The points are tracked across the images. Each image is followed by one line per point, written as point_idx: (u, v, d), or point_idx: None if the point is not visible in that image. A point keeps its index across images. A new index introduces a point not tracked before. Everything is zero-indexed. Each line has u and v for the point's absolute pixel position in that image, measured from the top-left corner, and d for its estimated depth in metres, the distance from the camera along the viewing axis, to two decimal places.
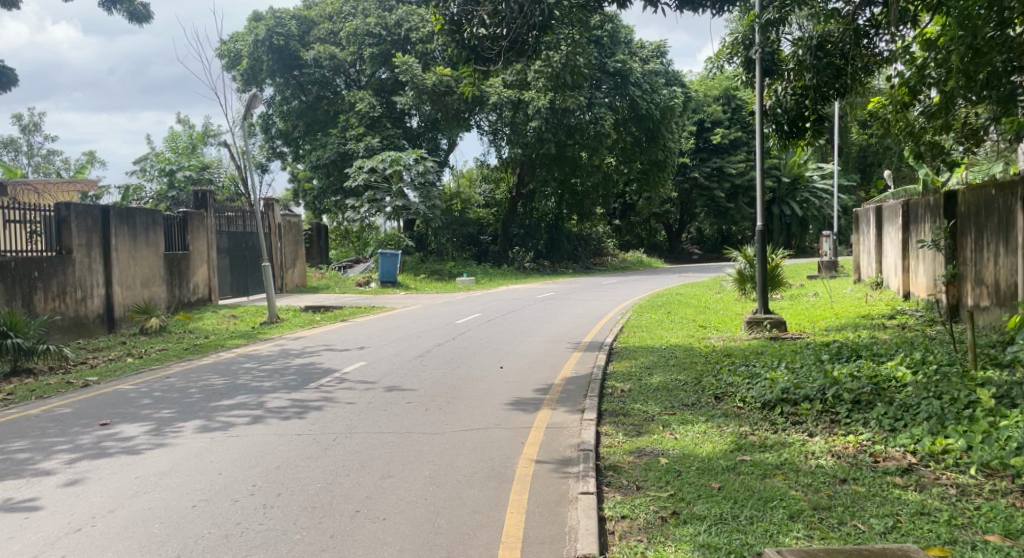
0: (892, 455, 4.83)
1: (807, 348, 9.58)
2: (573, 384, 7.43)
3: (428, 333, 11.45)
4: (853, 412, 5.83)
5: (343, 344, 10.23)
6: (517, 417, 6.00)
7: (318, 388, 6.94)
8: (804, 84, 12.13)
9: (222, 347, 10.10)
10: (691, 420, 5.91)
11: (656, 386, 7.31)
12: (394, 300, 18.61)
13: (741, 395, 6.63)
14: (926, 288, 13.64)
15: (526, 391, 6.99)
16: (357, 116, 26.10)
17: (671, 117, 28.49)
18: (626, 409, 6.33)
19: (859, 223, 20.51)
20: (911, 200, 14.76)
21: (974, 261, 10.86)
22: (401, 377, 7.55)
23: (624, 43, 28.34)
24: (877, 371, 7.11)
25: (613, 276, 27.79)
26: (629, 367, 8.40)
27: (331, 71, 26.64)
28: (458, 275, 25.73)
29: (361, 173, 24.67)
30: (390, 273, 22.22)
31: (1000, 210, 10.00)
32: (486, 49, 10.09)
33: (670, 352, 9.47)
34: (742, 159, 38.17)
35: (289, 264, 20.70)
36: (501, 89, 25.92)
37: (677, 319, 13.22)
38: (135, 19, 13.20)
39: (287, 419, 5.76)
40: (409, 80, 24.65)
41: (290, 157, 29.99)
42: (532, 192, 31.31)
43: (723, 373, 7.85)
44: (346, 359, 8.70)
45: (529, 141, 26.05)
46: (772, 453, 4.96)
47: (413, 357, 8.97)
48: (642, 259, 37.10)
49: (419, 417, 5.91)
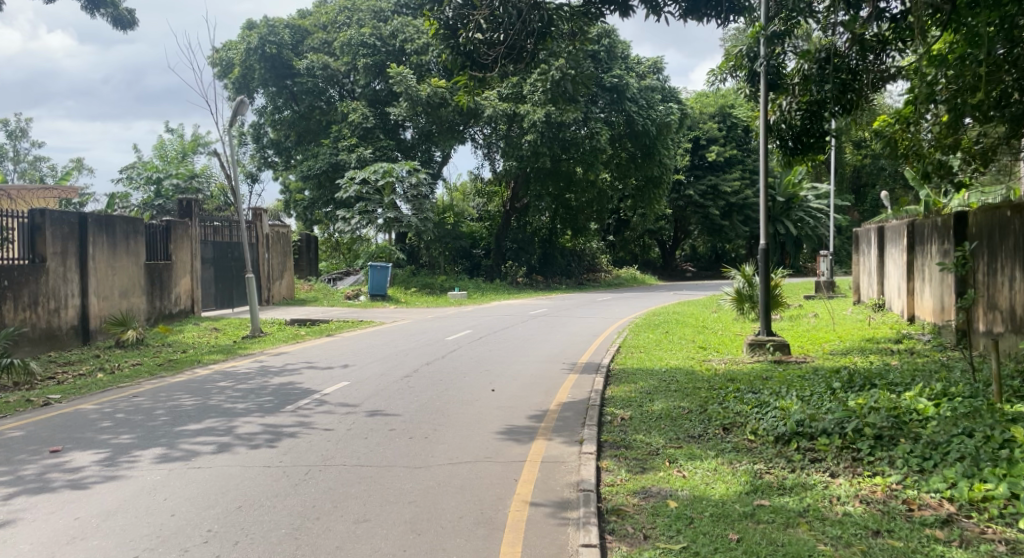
0: (928, 502, 4.36)
1: (815, 374, 9.12)
2: (569, 410, 6.92)
3: (416, 350, 10.94)
4: (876, 449, 5.37)
5: (326, 361, 9.71)
6: (509, 449, 5.49)
7: (294, 412, 6.41)
8: (811, 98, 11.63)
9: (198, 363, 9.56)
10: (698, 455, 5.42)
11: (658, 415, 6.82)
12: (382, 315, 18.09)
13: (751, 426, 6.17)
14: (932, 312, 13.25)
15: (519, 418, 6.49)
16: (350, 127, 25.61)
17: (668, 133, 28.20)
18: (628, 441, 5.84)
19: (859, 243, 20.12)
20: (915, 221, 14.35)
21: (986, 286, 10.45)
22: (385, 400, 7.03)
23: (621, 58, 28.04)
24: (895, 402, 6.65)
25: (608, 293, 27.33)
26: (628, 392, 7.90)
27: (321, 80, 25.98)
28: (450, 290, 25.28)
29: (352, 185, 24.22)
30: (380, 286, 21.70)
31: (1017, 232, 9.59)
32: (483, 55, 9.68)
33: (671, 376, 9.00)
34: (738, 177, 37.91)
35: (277, 276, 20.18)
36: (496, 102, 25.40)
37: (676, 339, 12.75)
38: (120, 25, 12.72)
39: (256, 448, 5.23)
40: (403, 91, 24.23)
41: (280, 166, 29.51)
42: (527, 207, 30.93)
43: (729, 399, 7.38)
44: (328, 379, 8.17)
45: (523, 154, 25.68)
46: (794, 497, 4.48)
47: (399, 377, 8.45)
48: (637, 275, 36.71)
49: (401, 447, 5.40)
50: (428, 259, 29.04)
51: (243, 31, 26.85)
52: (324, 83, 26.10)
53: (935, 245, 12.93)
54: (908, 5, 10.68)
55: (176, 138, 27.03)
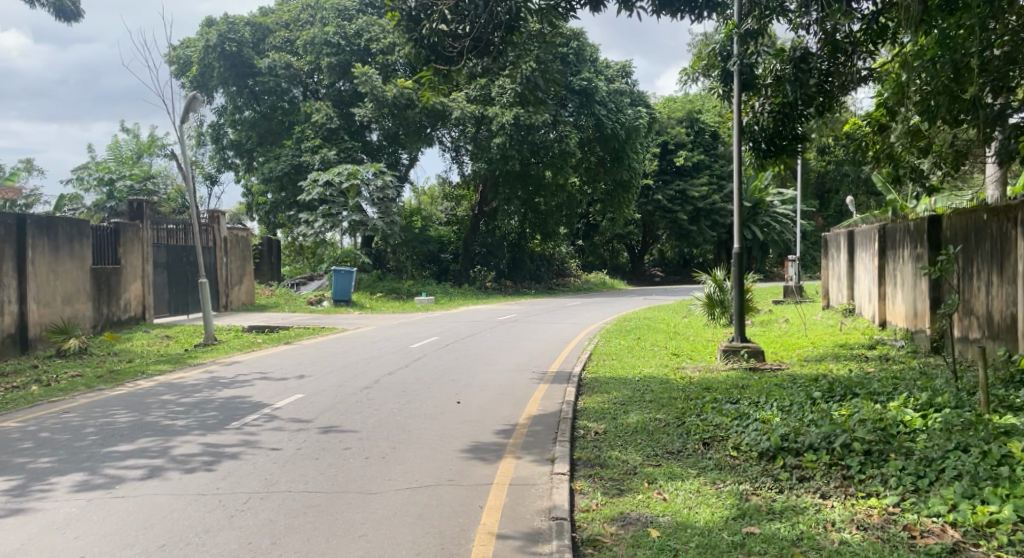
0: (930, 528, 4.02)
1: (793, 382, 8.80)
2: (540, 425, 6.47)
3: (379, 359, 10.44)
4: (866, 466, 5.03)
5: (281, 372, 9.17)
6: (475, 470, 5.03)
7: (238, 430, 5.88)
8: (781, 101, 11.53)
9: (143, 374, 8.96)
10: (679, 475, 5.03)
11: (634, 428, 6.44)
12: (344, 321, 17.50)
13: (733, 440, 5.81)
14: (903, 317, 13.07)
15: (486, 434, 6.03)
16: (313, 128, 25.00)
17: (637, 138, 28.06)
18: (602, 458, 5.43)
19: (828, 248, 19.98)
20: (886, 225, 14.16)
21: (961, 291, 10.26)
22: (341, 415, 6.53)
23: (590, 61, 27.78)
24: (880, 414, 6.31)
25: (578, 299, 27.02)
26: (601, 403, 7.47)
27: (284, 79, 25.33)
28: (417, 295, 24.78)
29: (316, 187, 23.57)
30: (344, 291, 21.09)
31: (994, 237, 9.35)
32: (448, 47, 9.30)
33: (645, 385, 8.62)
34: (705, 182, 37.87)
35: (236, 281, 19.49)
36: (464, 104, 24.92)
37: (648, 346, 12.39)
38: (64, 17, 12.06)
39: (192, 472, 4.72)
40: (369, 92, 23.78)
41: (240, 168, 28.71)
42: (495, 210, 30.56)
43: (707, 411, 7.01)
44: (281, 392, 7.64)
45: (492, 156, 25.30)
46: (784, 523, 4.13)
47: (358, 389, 7.95)
48: (605, 280, 36.48)
49: (355, 469, 4.92)
50: (395, 263, 28.55)
51: (201, 28, 25.95)
52: (286, 83, 25.48)
53: (907, 250, 12.74)
54: (880, 6, 10.41)
55: (132, 138, 26.17)
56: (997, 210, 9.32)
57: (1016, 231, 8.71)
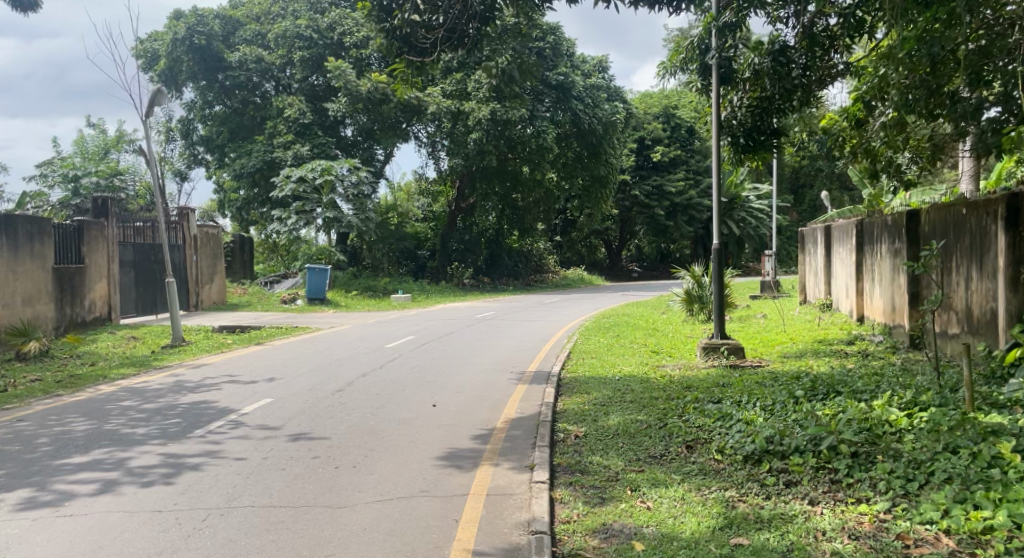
0: (924, 536, 3.88)
1: (774, 380, 8.69)
2: (518, 428, 6.28)
3: (353, 359, 10.19)
4: (854, 469, 4.89)
5: (250, 374, 8.95)
6: (449, 479, 4.85)
7: (202, 439, 5.75)
8: (760, 95, 11.44)
9: (106, 378, 8.72)
10: (663, 481, 4.87)
11: (615, 431, 6.26)
12: (319, 319, 17.20)
13: (717, 443, 5.66)
14: (881, 311, 13.03)
15: (462, 439, 5.85)
16: (286, 123, 24.59)
17: (614, 133, 27.93)
18: (583, 464, 5.26)
19: (805, 243, 19.96)
20: (863, 220, 14.10)
21: (940, 286, 10.20)
22: (311, 421, 6.35)
23: (566, 55, 27.56)
24: (865, 414, 6.18)
25: (556, 295, 26.86)
26: (581, 405, 7.28)
27: (255, 73, 24.99)
28: (394, 292, 24.49)
29: (289, 183, 23.12)
30: (318, 290, 20.75)
31: (973, 231, 9.23)
32: (420, 38, 8.97)
33: (626, 385, 8.45)
34: (682, 178, 37.85)
35: (207, 280, 19.10)
36: (439, 98, 24.54)
37: (627, 344, 12.25)
38: (22, 6, 11.63)
39: (148, 487, 4.59)
40: (343, 86, 23.46)
41: (211, 164, 28.15)
42: (473, 206, 30.28)
43: (689, 412, 6.85)
44: (248, 397, 7.45)
45: (468, 152, 25.04)
46: (773, 533, 3.97)
47: (330, 392, 7.73)
48: (583, 276, 36.38)
49: (323, 481, 4.75)
50: (371, 260, 28.26)
51: (170, 20, 25.34)
52: (257, 77, 25.16)
53: (884, 245, 12.69)
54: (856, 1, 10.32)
55: (99, 133, 25.60)
56: (977, 204, 9.17)
57: (994, 226, 8.61)
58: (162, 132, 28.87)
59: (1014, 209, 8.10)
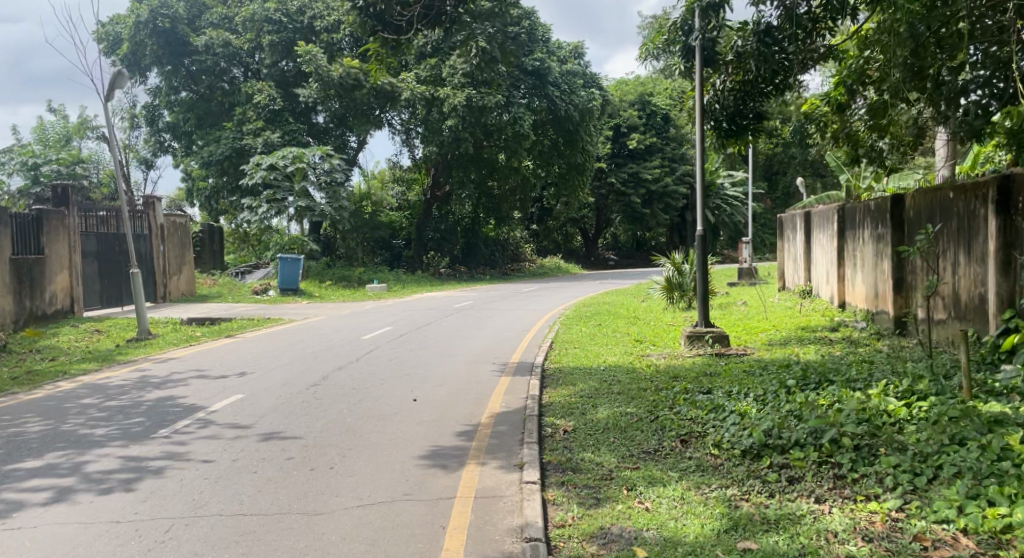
0: (942, 537, 3.66)
1: (762, 369, 8.49)
2: (504, 424, 6.00)
3: (329, 351, 9.85)
4: (858, 463, 4.67)
5: (219, 369, 8.58)
6: (434, 480, 4.55)
7: (166, 439, 5.43)
8: (744, 79, 11.19)
9: (65, 374, 8.32)
10: (660, 479, 4.62)
11: (606, 424, 6.00)
12: (292, 311, 16.76)
13: (712, 436, 5.42)
14: (863, 297, 12.90)
15: (446, 436, 5.55)
16: (255, 110, 23.95)
17: (590, 120, 27.62)
18: (574, 461, 4.99)
19: (784, 229, 19.87)
20: (845, 205, 13.96)
21: (925, 271, 10.05)
22: (285, 419, 6.03)
23: (542, 41, 27.20)
24: (862, 403, 5.97)
25: (533, 283, 26.60)
26: (567, 397, 7.02)
27: (222, 58, 24.32)
28: (369, 282, 24.04)
29: (259, 170, 22.49)
30: (291, 280, 20.27)
31: (960, 214, 9.04)
32: (396, 15, 8.74)
33: (612, 375, 8.20)
34: (658, 165, 37.66)
35: (175, 271, 18.56)
36: (413, 84, 24.21)
37: (609, 332, 12.02)
38: None
39: (106, 495, 4.26)
40: (313, 71, 22.98)
41: (178, 152, 27.34)
42: (448, 194, 29.88)
43: (680, 404, 6.61)
44: (218, 394, 7.11)
45: (443, 139, 24.59)
46: (783, 535, 3.74)
47: (305, 387, 7.39)
48: (560, 264, 36.14)
49: (299, 485, 4.45)
50: (345, 250, 27.84)
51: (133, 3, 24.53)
52: (224, 63, 24.50)
53: (867, 230, 12.55)
54: None
55: (60, 119, 24.79)
56: (965, 188, 8.94)
57: (984, 210, 8.39)
58: (127, 118, 28.01)
59: (1006, 192, 7.92)
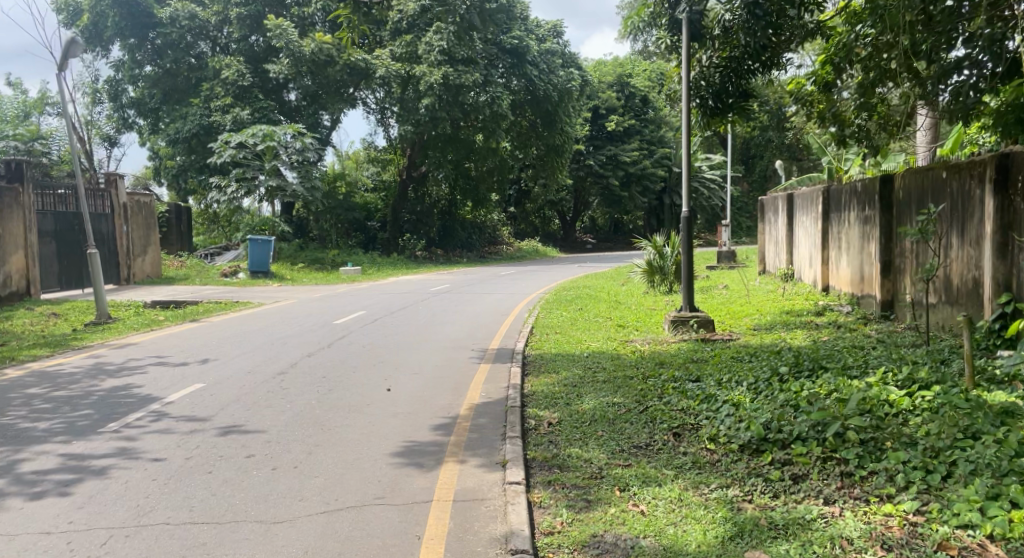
0: (968, 545, 3.34)
1: (750, 355, 8.17)
2: (484, 416, 5.61)
3: (299, 336, 9.41)
4: (866, 459, 4.33)
5: (180, 355, 8.13)
6: (407, 482, 4.18)
7: (114, 435, 5.01)
8: (731, 54, 10.84)
9: (12, 361, 7.83)
10: (655, 477, 4.26)
11: (593, 416, 5.65)
12: (262, 293, 16.23)
13: (706, 430, 5.08)
14: (848, 281, 12.64)
15: (421, 430, 5.16)
16: (223, 85, 23.20)
17: (569, 101, 27.19)
18: (560, 458, 4.62)
19: (765, 213, 19.64)
20: (830, 187, 13.68)
21: (915, 253, 9.78)
22: (247, 411, 5.62)
23: (520, 19, 26.65)
24: (860, 393, 5.64)
25: (511, 267, 26.19)
26: (551, 386, 6.65)
27: (187, 31, 23.54)
28: (343, 265, 23.46)
29: (228, 149, 21.82)
30: (262, 262, 19.68)
31: (953, 195, 8.75)
32: None
33: (596, 362, 7.85)
34: (637, 148, 37.30)
35: (139, 252, 17.93)
36: (389, 61, 23.68)
37: (590, 317, 11.67)
38: None
39: (39, 501, 3.84)
40: (284, 45, 22.51)
41: (144, 129, 26.42)
42: (425, 175, 29.36)
43: (670, 394, 6.27)
44: (176, 383, 6.67)
45: (420, 119, 24.01)
46: (794, 543, 3.40)
47: (271, 375, 6.96)
48: (537, 247, 35.78)
49: (258, 488, 4.04)
50: (319, 232, 27.30)
51: None
52: (190, 36, 23.73)
53: (852, 212, 12.28)
54: None
55: (19, 94, 23.94)
56: (958, 167, 8.64)
57: (981, 190, 8.09)
58: (90, 94, 27.08)
59: (1005, 171, 7.61)
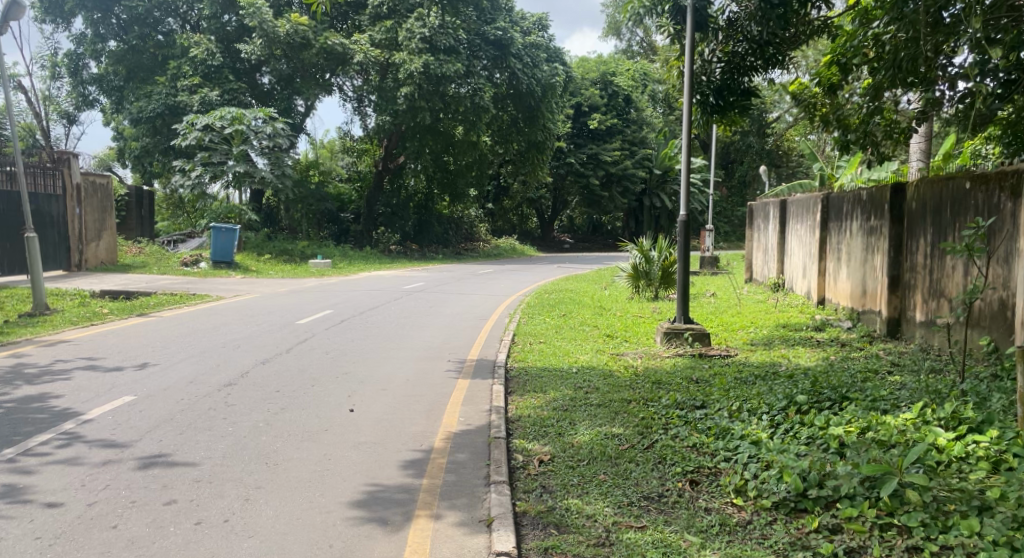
0: None
1: (758, 376, 7.35)
2: (464, 450, 4.74)
3: (256, 338, 8.44)
4: (934, 530, 3.50)
5: (114, 357, 7.14)
6: (369, 550, 3.33)
7: (8, 466, 4.08)
8: (734, 50, 10.00)
9: None
10: (677, 549, 3.43)
11: (591, 451, 4.80)
12: (223, 286, 15.15)
13: (730, 477, 4.26)
14: (847, 295, 11.92)
15: (388, 468, 4.28)
16: (191, 64, 22.08)
17: (552, 96, 26.43)
18: (559, 514, 3.79)
19: (753, 219, 18.94)
20: (829, 195, 12.95)
21: (928, 268, 9.07)
22: (180, 435, 4.69)
23: (504, 10, 25.65)
24: (904, 434, 4.80)
25: (488, 265, 25.30)
26: (539, 410, 5.79)
27: (155, 6, 22.50)
28: (312, 257, 22.39)
29: (193, 131, 20.75)
30: (225, 252, 18.60)
31: (978, 207, 8.02)
32: None
33: (587, 380, 7.00)
34: (618, 147, 36.63)
35: (93, 237, 16.79)
36: (367, 47, 22.69)
37: (576, 325, 10.82)
38: None
39: None
40: (258, 25, 21.47)
41: (106, 107, 25.08)
42: (402, 167, 28.41)
43: (677, 425, 5.44)
44: (102, 395, 5.70)
45: (399, 109, 23.04)
46: None
47: (217, 388, 6.01)
48: (515, 246, 34.91)
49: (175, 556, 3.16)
50: (288, 221, 26.42)
51: None
52: (158, 11, 22.76)
53: (855, 221, 11.56)
54: None
55: None
56: (985, 177, 7.90)
57: (1013, 202, 7.37)
58: (48, 68, 25.73)
59: None
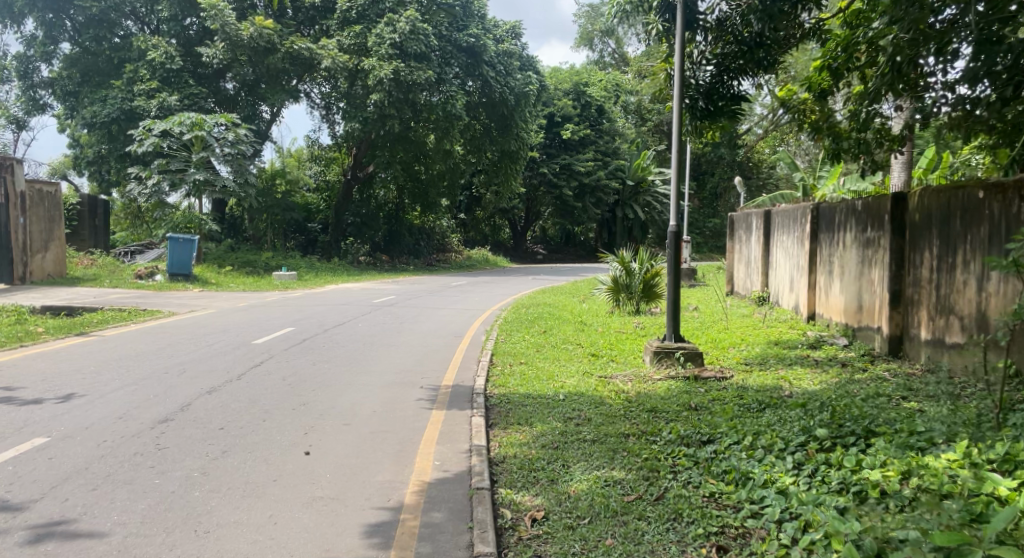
0: None
1: (762, 405, 6.59)
2: (441, 506, 3.97)
3: (205, 362, 7.55)
4: None
5: (35, 386, 6.22)
6: None
7: None
8: (722, 51, 9.10)
9: None
10: None
11: (593, 505, 4.02)
12: (177, 300, 14.16)
13: (766, 544, 3.53)
14: (840, 309, 11.31)
15: (346, 535, 3.51)
16: (148, 67, 20.99)
17: (526, 105, 25.67)
18: None
19: (735, 229, 18.37)
20: (820, 205, 12.35)
21: (934, 283, 8.48)
22: (95, 491, 3.86)
23: (477, 17, 24.90)
24: (961, 482, 4.03)
25: (459, 277, 24.46)
26: (525, 449, 5.03)
27: (110, 8, 21.37)
28: (276, 269, 21.43)
29: (149, 137, 19.61)
30: (183, 264, 17.57)
31: (994, 218, 7.44)
32: None
33: (576, 410, 6.21)
34: (592, 158, 36.06)
35: (39, 248, 15.70)
36: (335, 51, 21.75)
37: (557, 343, 10.08)
38: None
39: None
40: (219, 29, 20.49)
41: (59, 112, 23.88)
42: (371, 177, 27.51)
43: (688, 468, 4.69)
44: (10, 436, 4.81)
45: (368, 116, 22.21)
46: None
47: (150, 426, 5.13)
48: (488, 257, 34.11)
49: None
50: (252, 232, 25.58)
51: None
52: (113, 13, 21.61)
53: (850, 232, 10.93)
54: None
55: None
56: (1002, 185, 7.32)
57: None
58: None
59: None
